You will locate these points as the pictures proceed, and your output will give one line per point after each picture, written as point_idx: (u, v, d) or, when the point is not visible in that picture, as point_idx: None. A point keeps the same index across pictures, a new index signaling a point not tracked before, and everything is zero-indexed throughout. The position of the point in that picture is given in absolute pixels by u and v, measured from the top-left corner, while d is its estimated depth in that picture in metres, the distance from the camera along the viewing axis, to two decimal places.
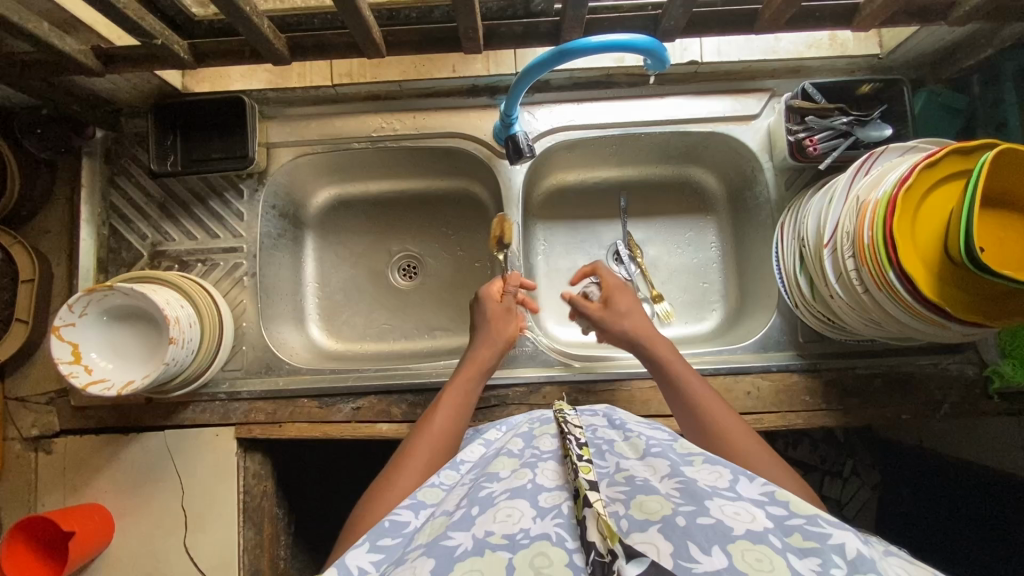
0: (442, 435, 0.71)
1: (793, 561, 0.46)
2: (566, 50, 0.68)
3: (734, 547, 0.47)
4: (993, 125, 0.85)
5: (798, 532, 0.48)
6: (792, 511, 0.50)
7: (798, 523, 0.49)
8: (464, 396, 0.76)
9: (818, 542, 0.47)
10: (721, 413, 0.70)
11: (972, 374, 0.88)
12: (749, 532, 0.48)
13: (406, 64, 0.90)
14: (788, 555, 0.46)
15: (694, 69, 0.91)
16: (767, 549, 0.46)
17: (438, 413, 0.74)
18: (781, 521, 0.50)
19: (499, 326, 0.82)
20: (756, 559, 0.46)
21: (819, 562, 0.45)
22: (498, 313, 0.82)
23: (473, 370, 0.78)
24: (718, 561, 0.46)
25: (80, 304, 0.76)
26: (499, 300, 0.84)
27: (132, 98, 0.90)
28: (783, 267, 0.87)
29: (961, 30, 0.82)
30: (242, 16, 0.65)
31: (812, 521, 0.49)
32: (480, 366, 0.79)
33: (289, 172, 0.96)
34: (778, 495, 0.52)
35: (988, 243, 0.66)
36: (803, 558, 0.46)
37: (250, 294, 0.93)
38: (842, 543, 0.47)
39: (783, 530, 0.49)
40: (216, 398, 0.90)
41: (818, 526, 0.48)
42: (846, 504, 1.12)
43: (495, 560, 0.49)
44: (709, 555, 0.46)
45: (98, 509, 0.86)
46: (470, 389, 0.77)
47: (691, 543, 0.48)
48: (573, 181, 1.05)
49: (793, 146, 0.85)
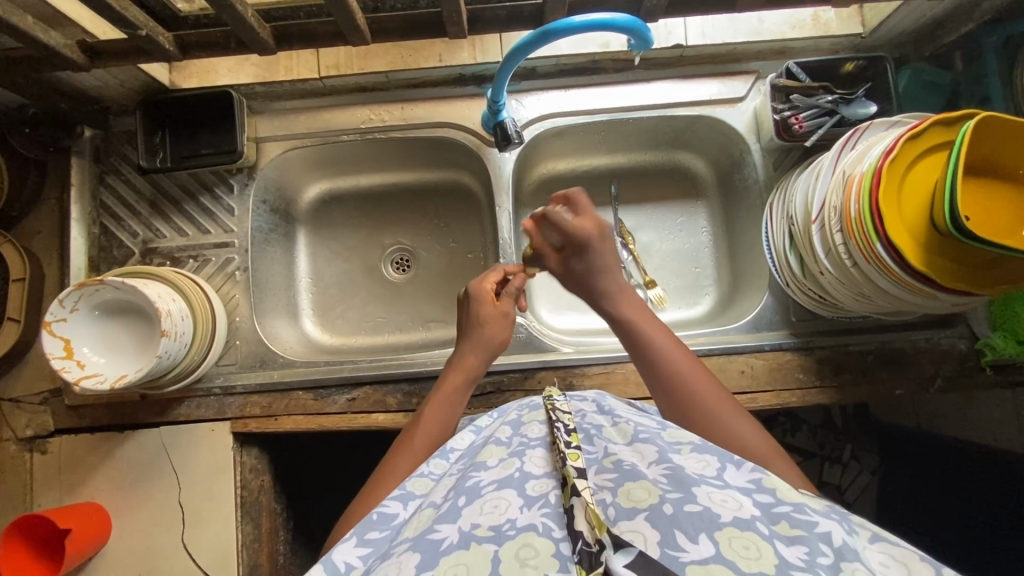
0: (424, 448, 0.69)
1: (780, 547, 0.46)
2: (549, 30, 0.68)
3: (721, 535, 0.47)
4: (978, 99, 0.86)
5: (784, 520, 0.49)
6: (780, 499, 0.51)
7: (785, 511, 0.49)
8: (448, 406, 0.73)
9: (806, 530, 0.47)
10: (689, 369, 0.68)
11: (964, 348, 0.88)
12: (737, 519, 0.48)
13: (392, 54, 0.91)
14: (775, 542, 0.46)
15: (679, 53, 0.92)
16: (754, 535, 0.47)
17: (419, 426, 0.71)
18: (767, 508, 0.50)
19: (484, 333, 0.77)
20: (743, 546, 0.46)
21: (806, 551, 0.46)
22: (494, 319, 0.78)
23: (458, 381, 0.75)
24: (705, 550, 0.46)
25: (71, 299, 0.77)
26: (494, 303, 0.79)
27: (120, 96, 0.90)
28: (773, 247, 0.87)
29: (941, 6, 0.82)
30: (226, 6, 0.66)
31: (799, 510, 0.49)
32: (467, 375, 0.76)
33: (278, 166, 0.97)
34: (765, 483, 0.52)
35: (975, 212, 0.66)
36: (790, 546, 0.46)
37: (243, 289, 0.93)
38: (828, 532, 0.47)
39: (770, 517, 0.49)
40: (211, 392, 0.90)
41: (804, 515, 0.49)
42: (846, 490, 1.15)
43: (479, 553, 0.49)
44: (696, 543, 0.46)
45: (94, 507, 0.85)
46: (456, 402, 0.74)
47: (678, 532, 0.47)
48: (564, 170, 1.06)
49: (780, 125, 0.86)
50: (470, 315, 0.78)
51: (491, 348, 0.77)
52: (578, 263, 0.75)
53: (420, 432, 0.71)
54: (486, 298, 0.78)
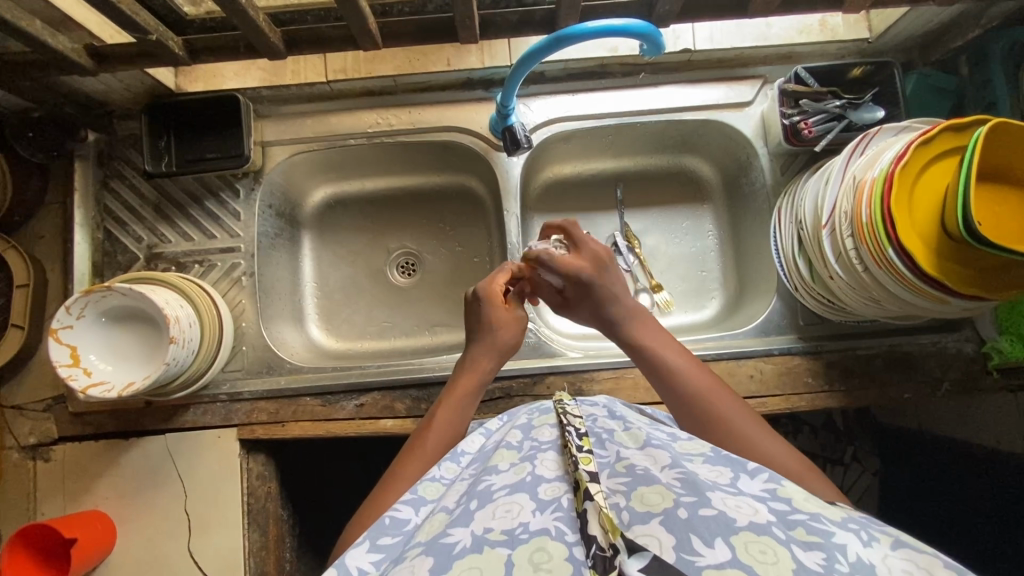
0: (434, 454, 0.68)
1: (798, 552, 0.45)
2: (562, 37, 0.68)
3: (737, 539, 0.46)
4: (984, 104, 0.86)
5: (801, 526, 0.48)
6: (795, 507, 0.50)
7: (802, 518, 0.48)
8: (458, 413, 0.72)
9: (823, 537, 0.46)
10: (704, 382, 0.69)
11: (971, 351, 0.89)
12: (752, 523, 0.47)
13: (400, 58, 0.91)
14: (792, 547, 0.45)
15: (687, 57, 0.92)
16: (771, 540, 0.45)
17: (430, 431, 0.70)
18: (783, 514, 0.49)
19: (492, 336, 0.76)
20: (760, 551, 0.44)
21: (823, 556, 0.44)
22: (506, 322, 0.77)
23: (469, 385, 0.74)
24: (721, 554, 0.44)
25: (78, 305, 0.76)
26: (504, 306, 0.78)
27: (125, 99, 0.89)
28: (783, 253, 0.87)
29: (948, 12, 0.83)
30: (238, 10, 0.65)
31: (816, 518, 0.48)
32: (479, 379, 0.75)
33: (284, 170, 0.96)
34: (780, 491, 0.52)
35: (986, 217, 0.67)
36: (807, 551, 0.45)
37: (249, 295, 0.92)
38: (845, 544, 0.46)
39: (786, 523, 0.48)
40: (217, 399, 0.89)
41: (821, 523, 0.48)
42: (848, 491, 1.15)
43: (493, 558, 0.48)
44: (712, 547, 0.45)
45: (99, 516, 0.84)
46: (463, 408, 0.73)
47: (693, 536, 0.46)
48: (570, 174, 1.06)
49: (788, 129, 0.86)
50: (481, 319, 0.78)
51: (504, 350, 0.77)
52: (579, 292, 0.77)
53: (431, 435, 0.70)
54: (499, 301, 0.78)
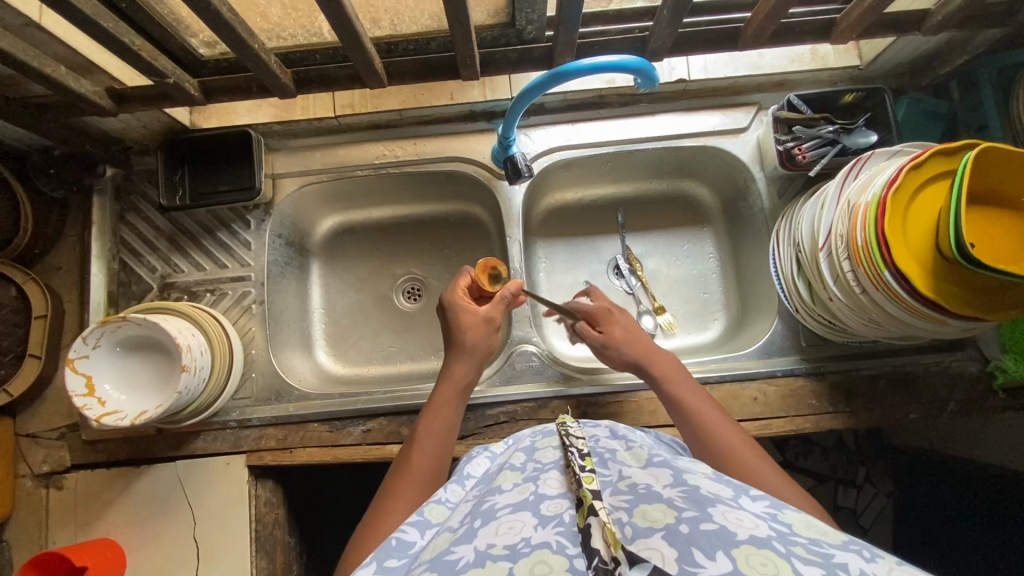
0: (429, 469, 0.70)
1: (798, 565, 0.43)
2: (559, 73, 0.71)
3: (737, 551, 0.44)
4: (976, 126, 0.87)
5: (802, 547, 0.46)
6: (795, 531, 0.48)
7: (802, 541, 0.47)
8: (443, 417, 0.74)
9: (822, 558, 0.44)
10: (726, 426, 0.69)
11: (975, 370, 0.89)
12: (753, 537, 0.46)
13: (405, 93, 0.94)
14: (793, 561, 0.43)
15: (683, 87, 0.95)
16: (771, 553, 0.44)
17: (417, 444, 0.72)
18: (783, 535, 0.48)
19: (475, 345, 0.79)
20: (760, 563, 0.43)
21: (823, 571, 0.42)
22: (475, 325, 0.79)
23: (450, 391, 0.76)
24: (723, 566, 0.43)
25: (94, 336, 0.78)
26: (471, 308, 0.81)
27: (143, 137, 0.93)
28: (782, 275, 0.89)
29: (936, 39, 0.85)
30: (250, 55, 0.69)
31: (816, 542, 0.47)
32: (457, 387, 0.77)
33: (294, 202, 0.99)
34: (781, 516, 0.51)
35: (978, 239, 0.68)
36: (807, 565, 0.43)
37: (259, 322, 0.94)
38: (845, 562, 0.44)
39: (787, 541, 0.47)
40: (226, 426, 0.90)
41: (822, 546, 0.46)
42: (862, 513, 1.12)
43: (495, 570, 0.47)
44: (714, 559, 0.44)
45: (109, 544, 0.85)
46: (453, 410, 0.76)
47: (695, 550, 0.45)
48: (572, 200, 1.08)
49: (783, 155, 0.89)
50: (452, 326, 0.80)
51: (479, 350, 0.79)
52: (617, 334, 0.81)
53: (422, 449, 0.71)
54: (465, 305, 0.81)
